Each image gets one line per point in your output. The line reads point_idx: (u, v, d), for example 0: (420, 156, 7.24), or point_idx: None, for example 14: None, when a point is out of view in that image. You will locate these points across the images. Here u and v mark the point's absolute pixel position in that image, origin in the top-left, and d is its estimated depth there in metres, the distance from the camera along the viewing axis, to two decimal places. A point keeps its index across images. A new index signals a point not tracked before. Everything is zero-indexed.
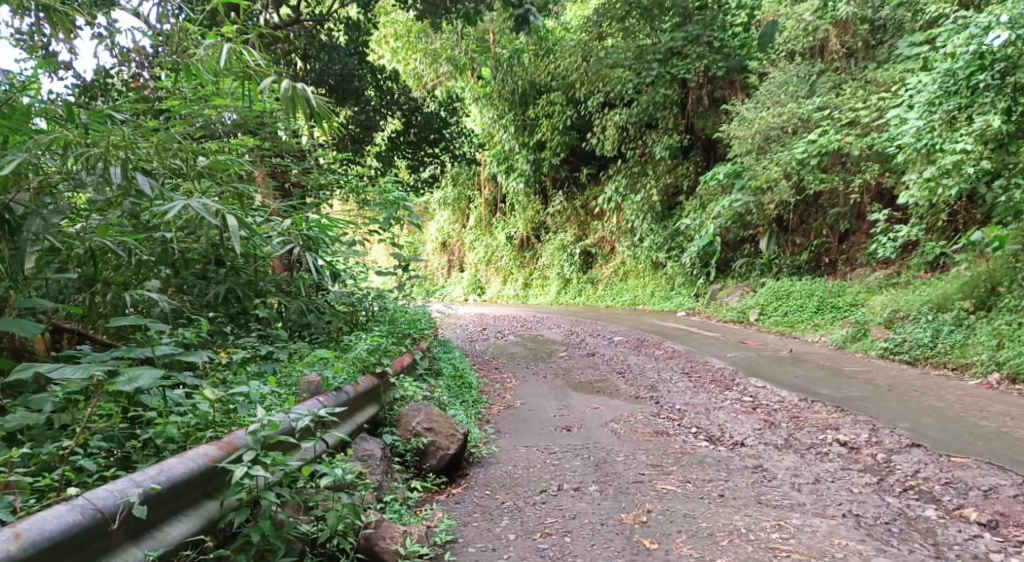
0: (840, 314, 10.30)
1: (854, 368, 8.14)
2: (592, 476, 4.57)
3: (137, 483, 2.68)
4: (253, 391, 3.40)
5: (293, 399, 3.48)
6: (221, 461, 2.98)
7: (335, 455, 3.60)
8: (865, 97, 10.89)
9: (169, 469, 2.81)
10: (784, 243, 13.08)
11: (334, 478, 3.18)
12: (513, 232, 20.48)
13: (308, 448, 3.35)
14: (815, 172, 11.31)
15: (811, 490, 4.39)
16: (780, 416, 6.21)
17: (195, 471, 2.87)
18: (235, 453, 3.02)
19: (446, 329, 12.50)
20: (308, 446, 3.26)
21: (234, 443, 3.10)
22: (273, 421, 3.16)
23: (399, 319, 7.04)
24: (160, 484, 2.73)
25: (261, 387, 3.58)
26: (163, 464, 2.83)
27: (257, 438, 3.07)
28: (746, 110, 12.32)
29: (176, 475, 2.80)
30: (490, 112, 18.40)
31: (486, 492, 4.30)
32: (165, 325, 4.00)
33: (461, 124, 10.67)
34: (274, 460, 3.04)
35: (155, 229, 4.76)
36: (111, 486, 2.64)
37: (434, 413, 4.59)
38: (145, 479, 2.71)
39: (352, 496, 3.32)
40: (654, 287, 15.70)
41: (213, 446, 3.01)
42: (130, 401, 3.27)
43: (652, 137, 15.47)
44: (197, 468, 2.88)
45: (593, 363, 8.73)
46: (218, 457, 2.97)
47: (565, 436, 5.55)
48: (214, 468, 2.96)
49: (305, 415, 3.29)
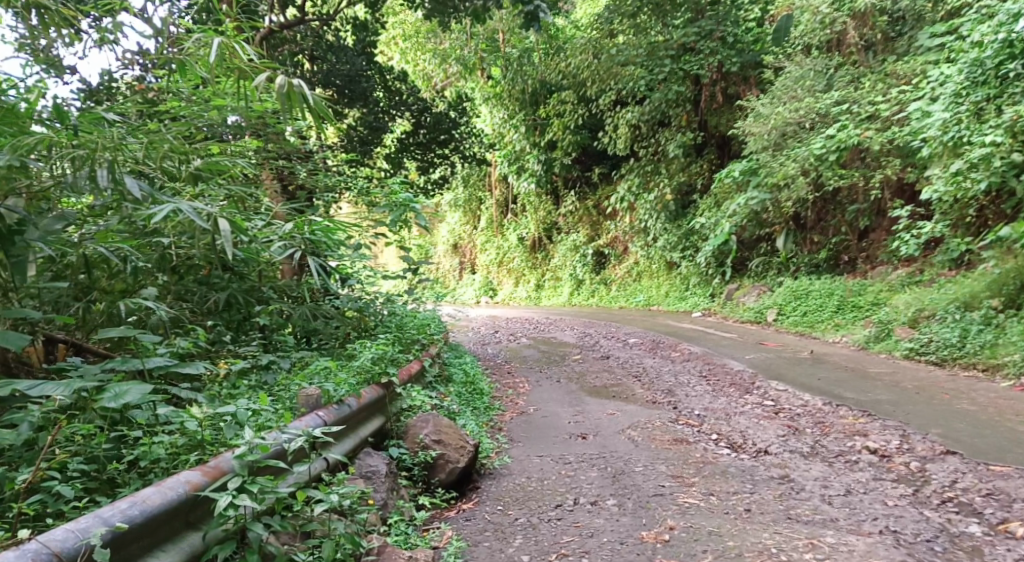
0: (861, 313, 10.03)
1: (879, 370, 7.86)
2: (610, 489, 4.34)
3: (104, 520, 2.45)
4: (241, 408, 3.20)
5: (289, 417, 3.29)
6: (204, 489, 2.76)
7: (335, 476, 3.40)
8: (885, 91, 10.61)
9: (143, 501, 2.58)
10: (802, 241, 12.82)
11: (329, 504, 2.96)
12: (524, 233, 20.23)
13: (302, 472, 3.15)
14: (834, 168, 11.04)
15: (843, 504, 4.14)
16: (804, 422, 5.96)
17: (173, 502, 2.65)
18: (220, 480, 2.82)
19: (456, 333, 12.30)
20: (300, 469, 3.05)
21: (220, 468, 2.89)
22: (262, 444, 2.96)
23: (408, 324, 6.83)
24: (130, 520, 2.50)
25: (254, 405, 3.37)
26: (137, 495, 2.60)
27: (244, 463, 2.87)
28: (761, 106, 12.07)
29: (151, 508, 2.57)
30: (501, 112, 18.21)
31: (498, 507, 4.08)
32: (157, 335, 3.84)
33: (471, 124, 10.44)
34: (261, 488, 2.84)
35: (151, 234, 4.59)
36: (71, 524, 2.41)
37: (443, 424, 4.38)
38: (113, 514, 2.48)
39: (350, 525, 3.10)
40: (668, 287, 15.42)
41: (196, 472, 2.80)
42: (117, 418, 3.10)
43: (666, 135, 15.23)
44: (176, 499, 2.66)
45: (607, 366, 8.49)
46: (200, 485, 2.75)
47: (580, 444, 5.33)
48: (195, 497, 2.74)
49: (297, 436, 3.09)
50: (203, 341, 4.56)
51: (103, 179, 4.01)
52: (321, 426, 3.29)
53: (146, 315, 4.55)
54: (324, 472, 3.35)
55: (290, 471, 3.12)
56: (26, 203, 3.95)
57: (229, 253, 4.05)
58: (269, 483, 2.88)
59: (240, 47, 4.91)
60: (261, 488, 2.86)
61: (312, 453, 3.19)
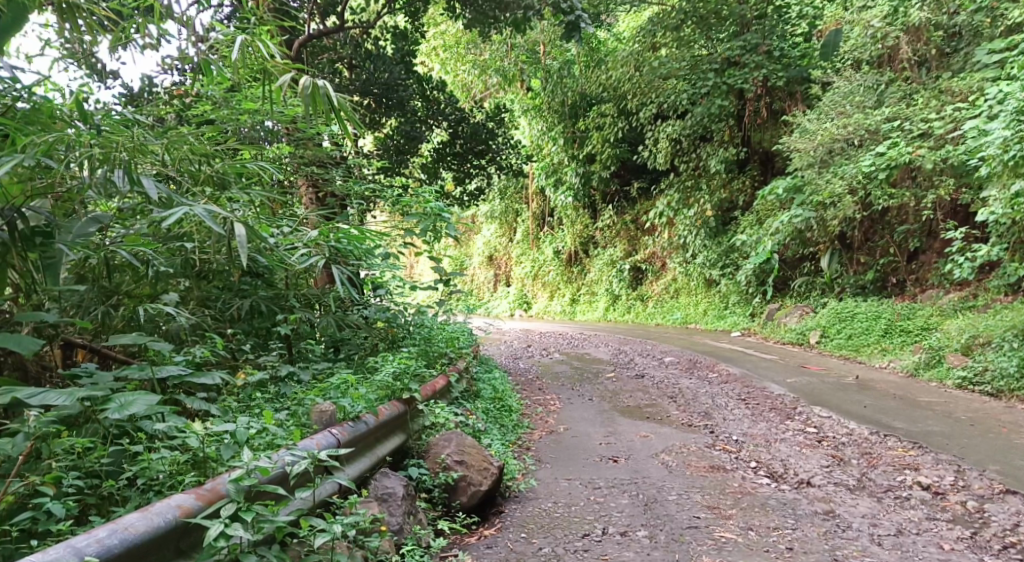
0: (910, 338, 9.62)
1: (929, 399, 7.46)
2: (640, 518, 4.10)
3: (77, 551, 2.29)
4: (240, 426, 3.04)
5: (298, 434, 3.13)
6: (196, 516, 2.61)
7: (344, 499, 3.23)
8: (939, 108, 10.13)
9: (124, 529, 2.42)
10: (847, 261, 12.37)
11: (330, 536, 2.77)
12: (561, 246, 19.99)
13: (306, 497, 3.00)
14: (883, 187, 10.67)
15: (894, 545, 3.84)
16: (849, 452, 5.64)
17: (159, 529, 2.49)
18: (213, 505, 2.66)
19: (488, 345, 12.14)
20: (302, 494, 2.88)
21: (216, 492, 2.73)
22: (262, 467, 2.81)
23: (437, 336, 6.66)
24: (106, 552, 2.34)
25: (261, 422, 3.22)
26: (119, 521, 2.44)
27: (240, 487, 2.70)
28: (807, 121, 11.73)
29: (132, 537, 2.41)
30: (541, 124, 18.05)
31: (521, 535, 3.87)
32: (170, 343, 3.72)
33: (509, 135, 10.21)
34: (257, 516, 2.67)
35: (176, 239, 4.44)
36: (40, 556, 2.25)
37: (466, 444, 4.19)
38: (88, 544, 2.32)
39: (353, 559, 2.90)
40: (706, 305, 15.07)
41: (190, 496, 2.65)
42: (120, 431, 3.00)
43: (707, 150, 14.94)
44: (163, 526, 2.51)
45: (642, 385, 8.21)
46: (192, 511, 2.60)
47: (611, 468, 5.09)
48: (186, 523, 2.59)
49: (301, 458, 2.92)
50: (222, 351, 4.45)
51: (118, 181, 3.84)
52: (329, 448, 3.13)
53: (165, 322, 4.45)
54: (331, 497, 3.19)
55: (291, 496, 2.96)
56: (53, 206, 3.86)
57: (243, 261, 3.80)
58: (266, 511, 2.72)
59: (263, 44, 4.71)
60: (257, 516, 2.70)
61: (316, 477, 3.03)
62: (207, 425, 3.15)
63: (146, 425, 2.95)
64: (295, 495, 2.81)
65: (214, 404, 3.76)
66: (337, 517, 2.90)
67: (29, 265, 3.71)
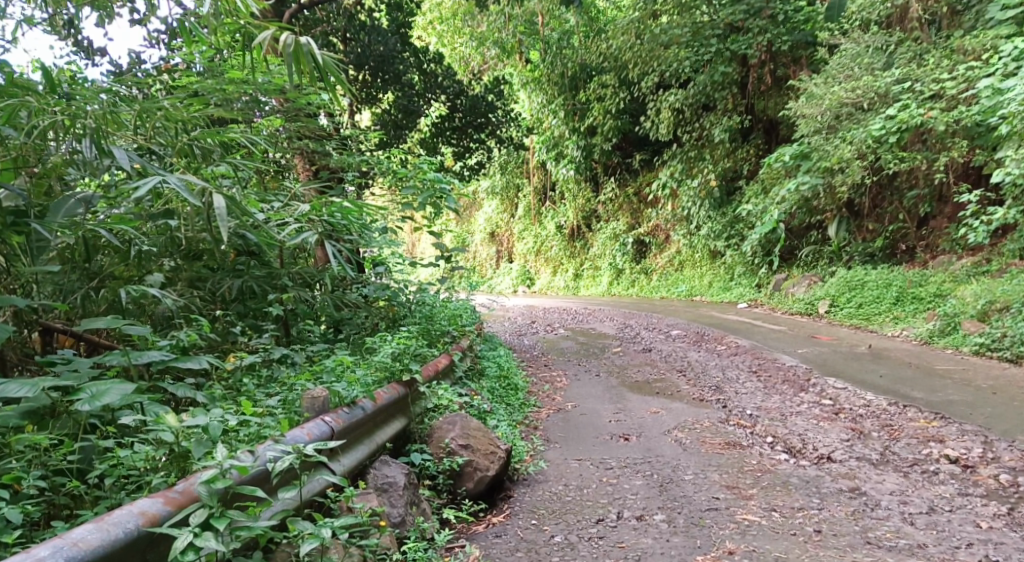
0: (923, 305, 9.39)
1: (946, 367, 7.24)
2: (657, 501, 3.88)
3: None
4: (216, 419, 2.80)
5: (285, 426, 2.89)
6: (163, 524, 2.39)
7: (339, 494, 3.00)
8: (951, 68, 9.76)
9: (73, 545, 2.17)
10: (855, 229, 12.16)
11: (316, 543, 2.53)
12: (563, 221, 19.68)
13: (290, 498, 2.76)
14: (894, 150, 10.37)
15: (928, 524, 3.63)
16: (870, 424, 5.42)
17: (118, 542, 2.25)
18: (183, 511, 2.44)
19: (491, 322, 11.92)
20: (285, 494, 2.65)
21: (187, 494, 2.51)
22: (239, 466, 2.58)
23: (439, 314, 6.40)
24: None
25: (243, 415, 2.97)
26: (69, 535, 2.20)
27: (213, 490, 2.47)
28: (814, 86, 11.38)
29: (83, 554, 2.17)
30: (540, 97, 17.50)
31: (532, 521, 3.66)
32: (148, 326, 3.51)
33: (509, 108, 9.83)
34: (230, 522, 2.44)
35: (161, 216, 4.23)
36: None
37: (472, 427, 3.97)
38: None
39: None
40: (711, 277, 14.82)
41: (157, 501, 2.42)
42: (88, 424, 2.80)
43: (710, 119, 14.58)
44: (121, 539, 2.27)
45: (649, 360, 8.00)
46: (157, 518, 2.37)
47: (622, 447, 4.87)
48: (150, 533, 2.36)
49: (284, 455, 2.68)
50: (211, 335, 4.23)
51: (87, 151, 3.69)
52: (318, 441, 2.90)
53: (152, 305, 4.22)
54: (323, 493, 2.96)
55: (274, 497, 2.72)
56: (29, 186, 3.69)
57: (224, 234, 3.53)
58: (243, 516, 2.49)
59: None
60: (232, 522, 2.47)
61: (303, 475, 2.80)
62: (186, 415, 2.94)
63: (118, 419, 2.72)
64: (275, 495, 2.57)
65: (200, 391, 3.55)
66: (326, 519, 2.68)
67: (13, 248, 3.61)
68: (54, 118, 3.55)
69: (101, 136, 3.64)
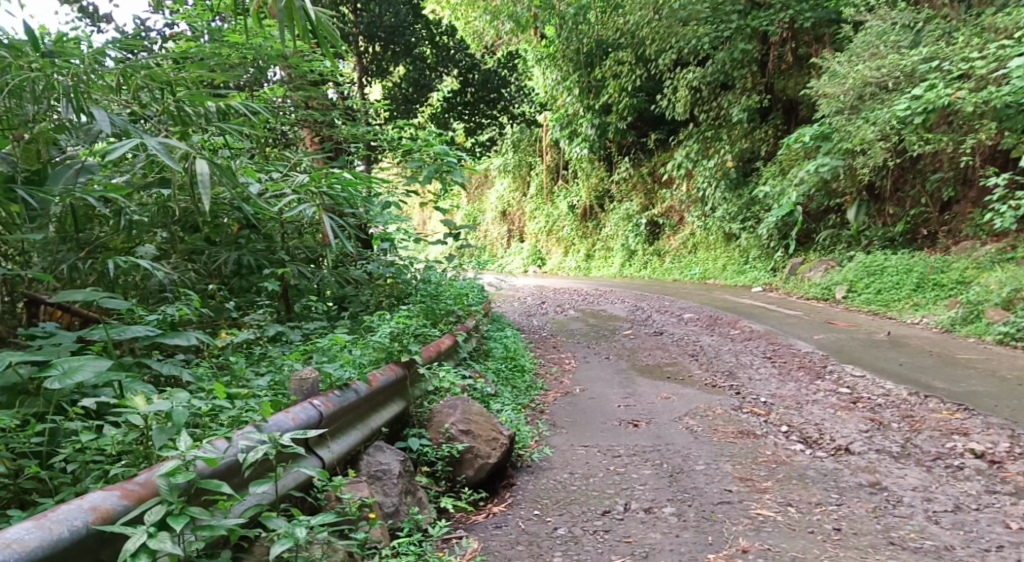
0: (944, 292, 9.13)
1: (969, 356, 6.99)
2: (666, 492, 3.70)
3: None
4: (180, 403, 2.62)
5: (267, 410, 2.75)
6: (116, 522, 2.25)
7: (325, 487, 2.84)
8: (981, 46, 9.40)
9: (8, 547, 2.03)
10: (875, 213, 11.85)
11: (287, 544, 2.36)
12: (575, 201, 19.42)
13: (264, 492, 2.60)
14: (918, 131, 10.03)
15: (955, 524, 3.43)
16: (889, 414, 5.21)
17: (60, 543, 2.11)
18: (141, 507, 2.29)
19: (501, 301, 11.73)
20: (254, 489, 2.48)
21: (148, 487, 2.37)
22: (204, 458, 2.41)
23: (445, 293, 6.20)
24: None
25: (219, 396, 2.81)
26: (7, 534, 2.06)
27: (173, 484, 2.31)
28: (837, 64, 11.03)
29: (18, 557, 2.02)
30: (555, 74, 17.14)
31: (534, 511, 3.48)
32: (129, 299, 3.33)
33: (522, 82, 9.54)
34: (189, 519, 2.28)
35: (151, 185, 4.05)
36: None
37: (473, 412, 3.79)
38: None
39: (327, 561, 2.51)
40: (725, 260, 14.53)
41: (112, 495, 2.28)
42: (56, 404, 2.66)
43: (729, 98, 14.24)
44: (65, 538, 2.13)
45: (660, 343, 7.79)
46: (111, 516, 2.24)
47: (631, 434, 4.68)
48: (101, 531, 2.22)
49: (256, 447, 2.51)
50: (202, 311, 4.06)
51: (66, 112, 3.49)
52: (300, 429, 2.74)
53: (143, 278, 4.06)
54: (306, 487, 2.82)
55: (244, 491, 2.56)
56: (20, 152, 3.50)
57: (207, 202, 3.36)
58: (204, 514, 2.33)
59: None
60: (194, 519, 2.32)
61: (279, 466, 2.64)
62: (159, 395, 2.77)
63: (83, 401, 2.57)
64: (243, 490, 2.40)
65: (188, 370, 3.40)
66: (303, 517, 2.49)
67: (12, 217, 3.47)
68: (37, 78, 3.33)
69: (82, 96, 3.46)
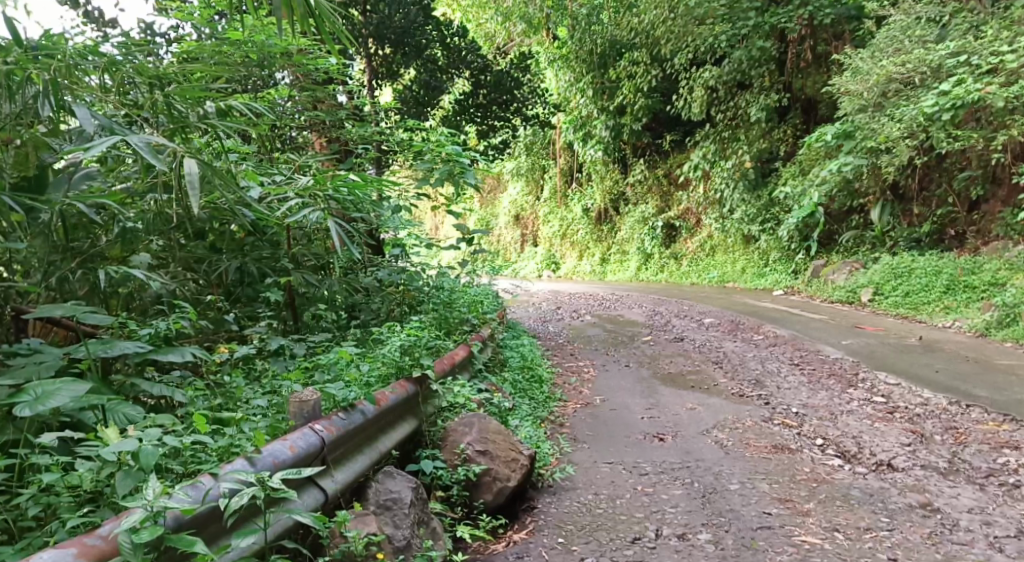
0: (975, 295, 8.79)
1: (1007, 362, 6.65)
2: (700, 516, 3.42)
3: None
4: (149, 442, 2.39)
5: (259, 439, 2.52)
6: None
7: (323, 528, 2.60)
8: (1011, 40, 9.07)
9: None
10: (900, 213, 11.49)
11: None
12: (590, 204, 19.12)
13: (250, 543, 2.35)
14: (947, 128, 9.63)
15: (1020, 552, 3.14)
16: (931, 425, 4.89)
17: None
18: None
19: (516, 307, 11.46)
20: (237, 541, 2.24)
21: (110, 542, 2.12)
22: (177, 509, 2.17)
23: (459, 300, 5.93)
24: None
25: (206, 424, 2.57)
26: None
27: (138, 542, 2.07)
28: (860, 60, 10.69)
29: None
30: (569, 74, 16.89)
31: (558, 539, 3.21)
32: (110, 316, 3.08)
33: (536, 83, 9.24)
34: None
35: (148, 190, 3.84)
36: None
37: (491, 429, 3.53)
38: None
39: None
40: (744, 263, 14.17)
41: (66, 555, 2.02)
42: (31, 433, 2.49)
43: (746, 98, 13.92)
44: None
45: (682, 350, 7.48)
46: None
47: (657, 449, 4.39)
48: None
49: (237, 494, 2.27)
50: (200, 323, 3.83)
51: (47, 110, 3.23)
52: (294, 465, 2.50)
53: (138, 290, 3.84)
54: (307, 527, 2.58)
55: (227, 540, 2.33)
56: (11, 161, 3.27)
57: (196, 205, 3.17)
58: None
59: None
60: None
61: (267, 511, 2.39)
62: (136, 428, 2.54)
63: (46, 435, 2.37)
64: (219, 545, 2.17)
65: (182, 388, 3.17)
66: None
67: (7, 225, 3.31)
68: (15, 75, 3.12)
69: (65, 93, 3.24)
